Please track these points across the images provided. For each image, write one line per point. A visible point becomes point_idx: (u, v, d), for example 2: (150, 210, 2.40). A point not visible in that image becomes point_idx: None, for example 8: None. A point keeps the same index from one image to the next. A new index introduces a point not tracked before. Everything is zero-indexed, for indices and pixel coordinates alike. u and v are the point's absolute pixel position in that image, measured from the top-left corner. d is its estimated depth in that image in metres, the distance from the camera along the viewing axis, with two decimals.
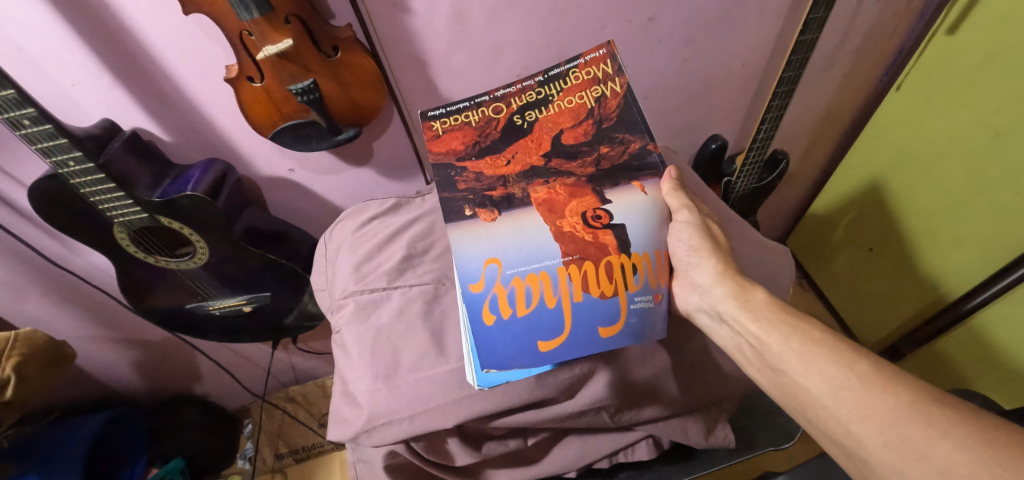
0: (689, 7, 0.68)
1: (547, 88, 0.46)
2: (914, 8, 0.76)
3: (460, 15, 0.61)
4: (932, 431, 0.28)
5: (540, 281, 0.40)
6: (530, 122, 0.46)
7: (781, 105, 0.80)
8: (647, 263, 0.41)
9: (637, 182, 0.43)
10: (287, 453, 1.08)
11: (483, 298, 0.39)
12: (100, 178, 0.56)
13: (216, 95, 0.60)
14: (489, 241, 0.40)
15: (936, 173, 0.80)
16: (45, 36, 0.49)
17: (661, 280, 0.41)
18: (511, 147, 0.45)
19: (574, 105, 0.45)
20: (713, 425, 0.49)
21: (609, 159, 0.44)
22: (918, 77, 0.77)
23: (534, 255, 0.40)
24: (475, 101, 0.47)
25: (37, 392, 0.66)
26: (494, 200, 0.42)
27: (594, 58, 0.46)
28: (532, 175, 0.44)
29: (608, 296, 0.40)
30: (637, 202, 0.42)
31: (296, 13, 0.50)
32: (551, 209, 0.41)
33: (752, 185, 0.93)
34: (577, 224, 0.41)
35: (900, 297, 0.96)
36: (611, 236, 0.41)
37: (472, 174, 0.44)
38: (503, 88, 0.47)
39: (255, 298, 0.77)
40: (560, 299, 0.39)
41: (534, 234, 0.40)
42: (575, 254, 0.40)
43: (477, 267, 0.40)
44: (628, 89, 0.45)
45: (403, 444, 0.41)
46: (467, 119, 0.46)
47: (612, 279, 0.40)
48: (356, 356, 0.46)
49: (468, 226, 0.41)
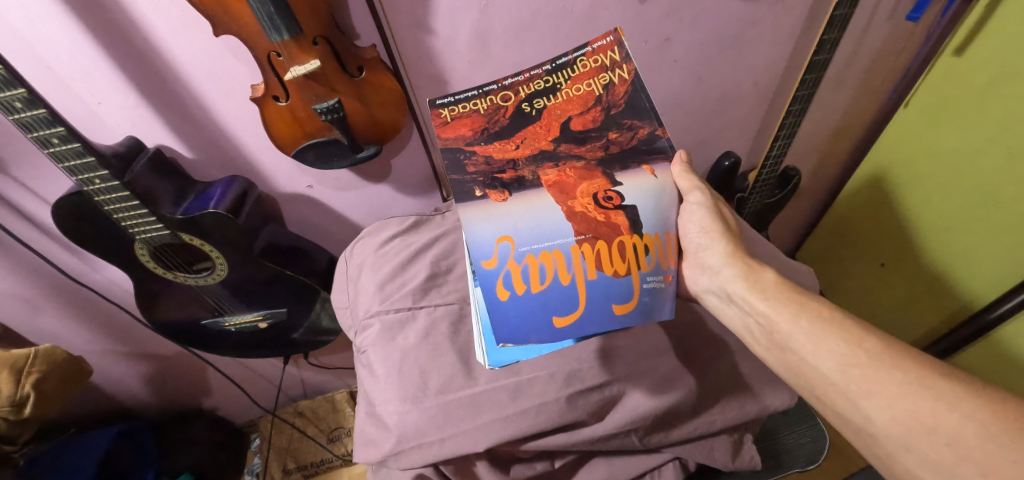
0: (704, 28, 0.69)
1: (555, 77, 0.46)
2: (922, 29, 0.77)
3: (481, 35, 0.62)
4: (940, 405, 0.29)
5: (552, 259, 0.39)
6: (538, 109, 0.45)
7: (794, 122, 0.80)
8: (658, 244, 0.40)
9: (648, 166, 0.42)
10: (295, 469, 1.06)
11: (495, 275, 0.39)
12: (124, 196, 0.56)
13: (239, 112, 0.60)
14: (505, 220, 0.40)
15: (947, 188, 0.81)
16: (75, 57, 0.50)
17: (671, 262, 0.40)
18: (522, 132, 0.45)
19: (582, 92, 0.44)
20: (740, 445, 0.48)
21: (619, 144, 0.43)
22: (925, 93, 0.79)
23: (547, 234, 0.40)
24: (484, 90, 0.46)
25: (53, 408, 0.65)
26: (504, 182, 0.42)
27: (601, 46, 0.44)
28: (541, 158, 0.44)
29: (620, 274, 0.39)
30: (647, 185, 0.42)
31: (323, 34, 0.51)
32: (563, 190, 0.42)
33: (764, 201, 0.93)
34: (589, 205, 0.41)
35: (912, 312, 0.97)
36: (623, 216, 0.40)
37: (481, 158, 0.44)
38: (511, 77, 0.47)
39: (272, 314, 0.77)
40: (572, 277, 0.39)
41: (548, 215, 0.41)
42: (586, 233, 0.40)
43: (489, 245, 0.40)
44: (636, 76, 0.44)
45: (432, 467, 0.40)
46: (476, 107, 0.46)
47: (624, 259, 0.39)
48: (384, 377, 0.46)
49: (482, 207, 0.41)
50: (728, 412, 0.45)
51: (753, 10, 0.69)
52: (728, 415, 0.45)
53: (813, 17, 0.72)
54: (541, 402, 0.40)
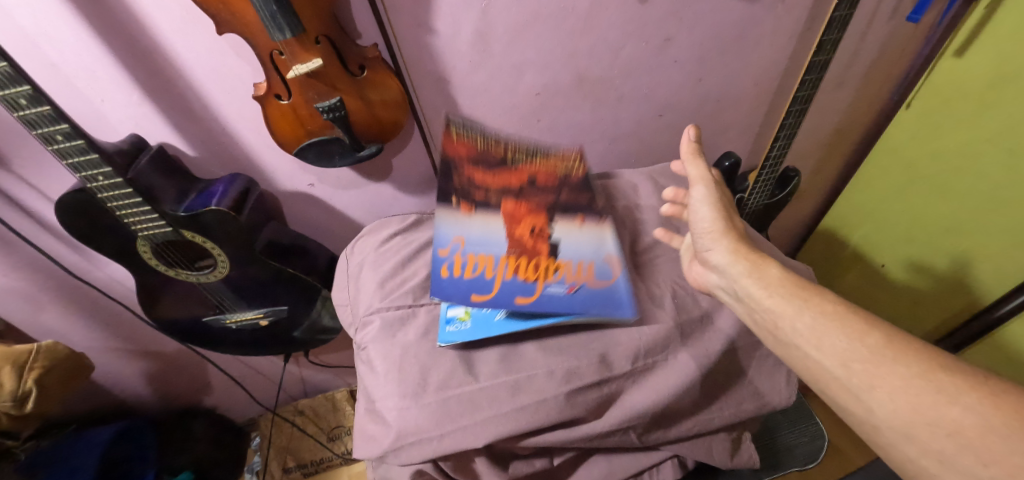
0: (704, 28, 0.70)
1: (535, 149, 0.61)
2: (922, 30, 0.77)
3: (481, 35, 0.62)
4: (940, 398, 0.29)
5: (484, 260, 0.50)
6: (517, 162, 0.58)
7: (795, 123, 0.80)
8: (568, 266, 0.50)
9: (579, 218, 0.54)
10: (296, 467, 1.07)
11: (443, 260, 0.50)
12: (127, 193, 0.56)
13: (243, 111, 0.61)
14: (467, 227, 0.52)
15: (948, 189, 0.81)
16: (79, 55, 0.50)
17: (576, 279, 0.49)
18: (495, 169, 0.56)
19: (551, 167, 0.59)
20: (738, 443, 0.48)
21: (568, 202, 0.56)
22: (926, 94, 0.79)
23: (485, 241, 0.51)
24: (483, 133, 0.60)
25: (55, 404, 0.65)
26: (474, 199, 0.53)
27: (570, 153, 0.62)
28: (506, 192, 0.54)
29: (529, 279, 0.48)
30: (574, 230, 0.53)
31: (325, 33, 0.51)
32: (513, 218, 0.53)
33: (764, 202, 0.93)
34: (524, 233, 0.52)
35: (912, 314, 0.97)
36: (545, 244, 0.51)
37: (466, 178, 0.55)
38: (505, 136, 0.62)
39: (272, 312, 0.77)
40: (494, 274, 0.49)
41: (494, 229, 0.52)
42: (514, 250, 0.51)
43: (447, 239, 0.52)
44: (587, 176, 0.60)
45: (431, 462, 0.40)
46: (471, 139, 0.58)
47: (537, 270, 0.49)
48: (383, 374, 0.45)
49: (454, 214, 0.53)
50: (726, 410, 0.46)
51: (753, 11, 0.69)
52: (726, 413, 0.46)
53: (813, 18, 0.73)
54: (540, 399, 0.41)
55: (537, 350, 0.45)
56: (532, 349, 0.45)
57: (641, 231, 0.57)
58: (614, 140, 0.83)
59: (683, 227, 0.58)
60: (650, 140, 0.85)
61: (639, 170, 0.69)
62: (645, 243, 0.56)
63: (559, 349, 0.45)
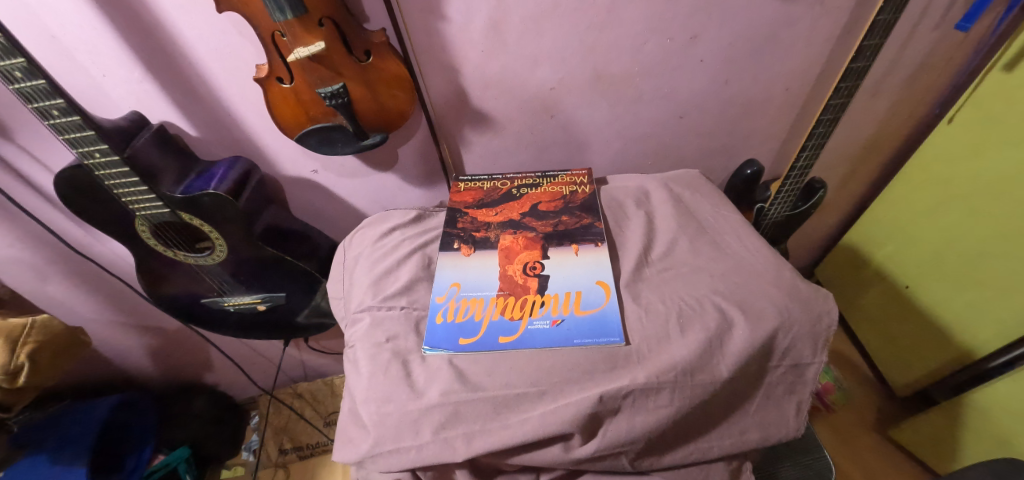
0: (733, 26, 0.65)
1: (542, 179, 0.64)
2: (972, 40, 0.71)
3: (495, 25, 0.59)
4: None
5: (474, 303, 0.48)
6: (522, 193, 0.61)
7: (825, 133, 0.74)
8: (554, 301, 0.48)
9: (573, 245, 0.53)
10: (292, 449, 1.09)
11: (439, 307, 0.48)
12: (125, 172, 0.55)
13: (244, 93, 0.59)
14: (463, 270, 0.51)
15: (990, 212, 0.75)
16: (79, 27, 0.49)
17: (562, 310, 0.47)
18: (502, 206, 0.59)
19: (555, 190, 0.61)
20: (738, 475, 0.43)
21: (566, 224, 0.56)
22: (968, 108, 0.73)
23: (478, 285, 0.50)
24: (492, 177, 0.64)
25: (52, 377, 0.66)
26: (475, 239, 0.55)
27: (578, 174, 0.64)
28: (507, 225, 0.56)
29: (514, 319, 0.46)
30: (567, 260, 0.52)
31: (330, 15, 0.49)
32: (508, 255, 0.53)
33: (785, 213, 0.86)
34: (517, 270, 0.51)
35: (932, 344, 0.92)
36: (536, 281, 0.50)
37: (470, 218, 0.58)
38: (513, 173, 0.65)
39: (270, 298, 0.75)
40: (482, 316, 0.47)
41: (489, 270, 0.51)
42: (505, 290, 0.49)
43: (444, 286, 0.50)
44: (593, 193, 0.61)
45: (409, 472, 0.38)
46: (481, 186, 0.63)
47: (523, 308, 0.47)
48: (367, 375, 0.43)
49: (453, 256, 0.53)
50: (727, 439, 0.41)
51: (789, 10, 0.64)
52: (727, 442, 0.41)
53: (853, 22, 0.67)
54: (524, 415, 0.39)
55: (532, 362, 0.42)
56: (525, 360, 0.43)
57: (651, 241, 0.54)
58: (630, 141, 0.79)
59: (697, 238, 0.54)
60: (669, 143, 0.81)
61: (653, 176, 0.66)
62: (655, 254, 0.53)
63: (553, 365, 0.42)
